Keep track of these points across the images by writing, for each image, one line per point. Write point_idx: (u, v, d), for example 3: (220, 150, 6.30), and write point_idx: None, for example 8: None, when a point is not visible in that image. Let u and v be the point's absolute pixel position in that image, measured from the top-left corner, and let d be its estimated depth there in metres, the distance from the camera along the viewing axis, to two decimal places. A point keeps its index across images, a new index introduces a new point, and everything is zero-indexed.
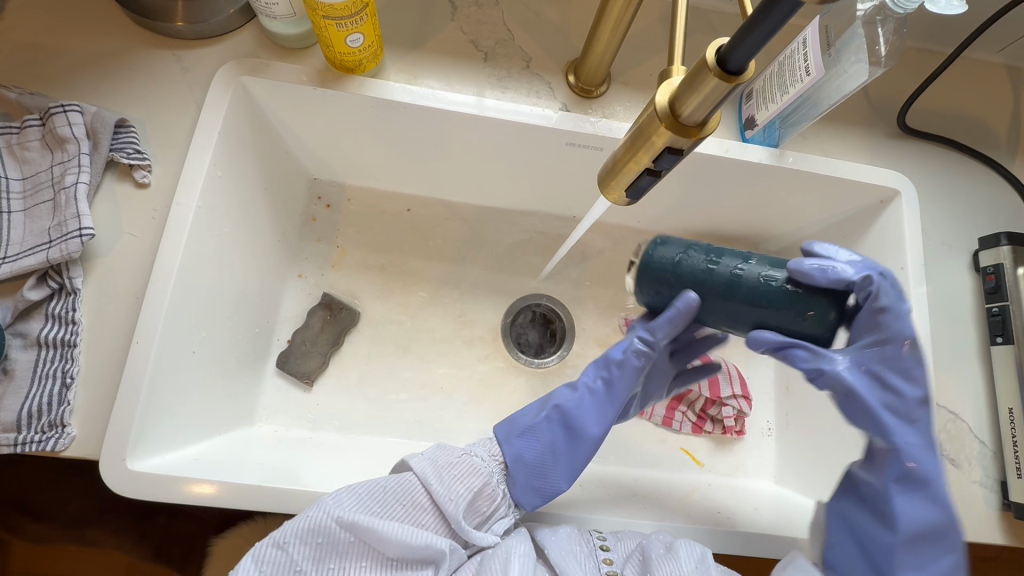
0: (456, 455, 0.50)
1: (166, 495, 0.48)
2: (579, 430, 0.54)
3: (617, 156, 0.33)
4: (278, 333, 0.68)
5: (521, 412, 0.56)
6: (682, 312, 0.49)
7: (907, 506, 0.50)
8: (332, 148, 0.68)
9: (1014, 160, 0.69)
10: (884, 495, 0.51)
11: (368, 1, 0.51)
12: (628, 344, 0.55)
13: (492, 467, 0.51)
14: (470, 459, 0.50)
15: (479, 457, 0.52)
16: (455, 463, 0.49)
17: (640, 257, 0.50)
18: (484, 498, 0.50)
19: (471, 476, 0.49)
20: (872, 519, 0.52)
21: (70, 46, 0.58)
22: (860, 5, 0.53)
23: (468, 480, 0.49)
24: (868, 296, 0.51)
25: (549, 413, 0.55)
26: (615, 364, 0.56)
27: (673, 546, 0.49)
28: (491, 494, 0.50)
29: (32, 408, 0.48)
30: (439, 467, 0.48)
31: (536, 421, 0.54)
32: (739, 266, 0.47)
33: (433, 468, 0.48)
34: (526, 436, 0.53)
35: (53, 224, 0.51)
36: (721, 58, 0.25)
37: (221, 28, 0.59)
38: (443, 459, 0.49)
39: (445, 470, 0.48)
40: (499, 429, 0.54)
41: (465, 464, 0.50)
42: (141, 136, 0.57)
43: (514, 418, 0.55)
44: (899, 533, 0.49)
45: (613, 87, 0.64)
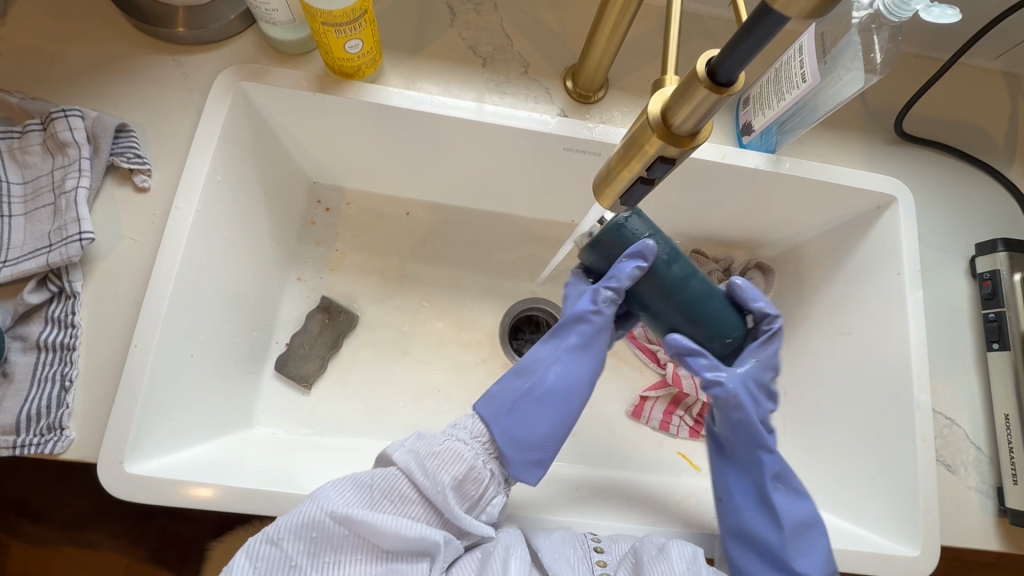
0: (438, 442, 0.48)
1: (162, 498, 0.48)
2: (568, 387, 0.53)
3: (611, 165, 0.33)
4: (276, 336, 0.68)
5: (499, 388, 0.53)
6: (641, 259, 0.48)
7: (785, 503, 0.54)
8: (331, 152, 0.68)
9: (1012, 166, 0.69)
10: (768, 493, 0.54)
11: (367, 7, 0.51)
12: (598, 296, 0.52)
13: (477, 448, 0.49)
14: (453, 445, 0.48)
15: (462, 441, 0.49)
16: (438, 452, 0.47)
17: (613, 220, 0.48)
18: (472, 482, 0.48)
19: (456, 463, 0.47)
20: (760, 520, 0.54)
21: (71, 51, 0.59)
22: (856, 13, 0.54)
23: (454, 467, 0.47)
24: (766, 330, 0.55)
25: (529, 385, 0.52)
26: (587, 318, 0.53)
27: (666, 547, 0.49)
28: (479, 477, 0.48)
29: (32, 411, 0.48)
30: (422, 457, 0.47)
31: (516, 392, 0.52)
32: (692, 275, 0.49)
33: (417, 461, 0.47)
34: (514, 412, 0.51)
35: (53, 228, 0.51)
36: (711, 70, 0.25)
37: (221, 33, 0.60)
38: (425, 448, 0.48)
39: (429, 460, 0.47)
40: (480, 407, 0.52)
41: (447, 450, 0.48)
42: (141, 141, 0.57)
43: (495, 396, 0.52)
44: (785, 529, 0.52)
45: (610, 93, 0.65)
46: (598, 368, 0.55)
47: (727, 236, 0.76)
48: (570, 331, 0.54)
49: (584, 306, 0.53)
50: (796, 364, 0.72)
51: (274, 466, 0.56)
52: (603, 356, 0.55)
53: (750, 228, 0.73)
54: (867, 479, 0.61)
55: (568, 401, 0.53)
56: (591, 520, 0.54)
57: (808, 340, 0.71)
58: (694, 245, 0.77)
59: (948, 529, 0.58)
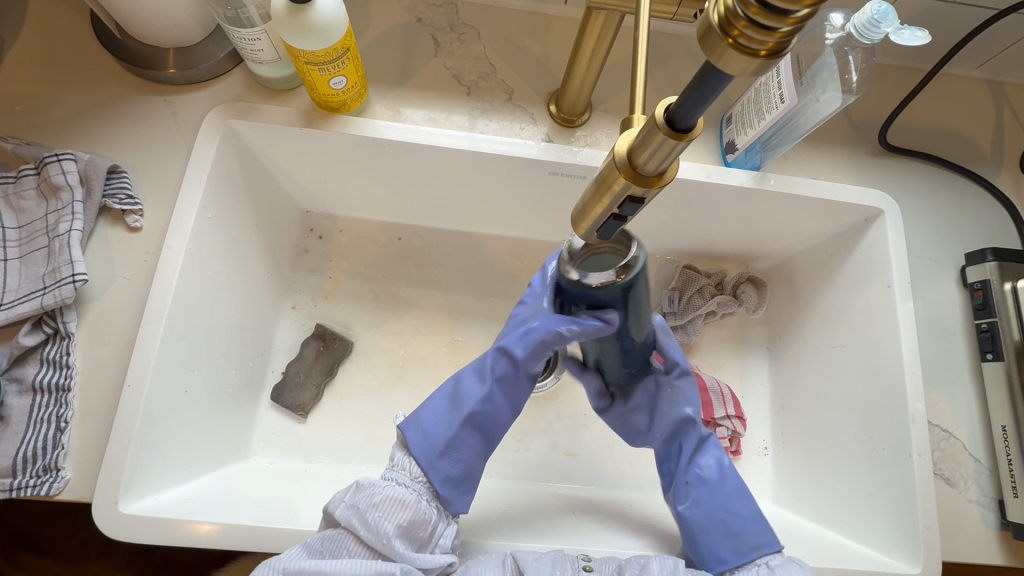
0: (377, 492, 0.48)
1: (155, 537, 0.48)
2: (494, 420, 0.54)
3: (583, 202, 0.33)
4: (272, 365, 0.69)
5: (433, 421, 0.53)
6: (607, 327, 0.45)
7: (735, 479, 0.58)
8: (322, 182, 0.69)
9: (1000, 174, 0.69)
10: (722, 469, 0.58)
11: (349, 45, 0.52)
12: (535, 342, 0.51)
13: (417, 490, 0.50)
14: (393, 491, 0.48)
15: (403, 485, 0.50)
16: (378, 502, 0.47)
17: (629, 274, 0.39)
18: (420, 525, 0.49)
19: (399, 510, 0.48)
20: (734, 505, 0.56)
21: (65, 96, 0.60)
22: (829, 35, 0.55)
23: (398, 515, 0.47)
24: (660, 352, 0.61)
25: (464, 420, 0.52)
26: (520, 360, 0.52)
27: (647, 564, 0.49)
28: (425, 518, 0.49)
29: (28, 453, 0.49)
30: (362, 510, 0.47)
31: (447, 420, 0.53)
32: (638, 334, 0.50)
33: (358, 515, 0.47)
34: (449, 451, 0.51)
35: (47, 271, 0.52)
36: (669, 116, 0.26)
37: (211, 72, 0.61)
38: (364, 500, 0.47)
39: (369, 512, 0.47)
40: (413, 443, 0.52)
41: (388, 498, 0.48)
42: (134, 181, 0.58)
43: (428, 433, 0.52)
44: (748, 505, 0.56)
45: (594, 115, 0.65)
46: (521, 404, 0.56)
47: (718, 251, 0.76)
48: (509, 363, 0.53)
49: (531, 342, 0.51)
50: (794, 377, 0.71)
51: (270, 499, 0.56)
52: (528, 392, 0.55)
53: (741, 242, 0.74)
54: (866, 493, 0.61)
55: (492, 433, 0.55)
56: (587, 545, 0.53)
57: (804, 353, 0.71)
58: (686, 260, 0.77)
59: (952, 545, 0.57)
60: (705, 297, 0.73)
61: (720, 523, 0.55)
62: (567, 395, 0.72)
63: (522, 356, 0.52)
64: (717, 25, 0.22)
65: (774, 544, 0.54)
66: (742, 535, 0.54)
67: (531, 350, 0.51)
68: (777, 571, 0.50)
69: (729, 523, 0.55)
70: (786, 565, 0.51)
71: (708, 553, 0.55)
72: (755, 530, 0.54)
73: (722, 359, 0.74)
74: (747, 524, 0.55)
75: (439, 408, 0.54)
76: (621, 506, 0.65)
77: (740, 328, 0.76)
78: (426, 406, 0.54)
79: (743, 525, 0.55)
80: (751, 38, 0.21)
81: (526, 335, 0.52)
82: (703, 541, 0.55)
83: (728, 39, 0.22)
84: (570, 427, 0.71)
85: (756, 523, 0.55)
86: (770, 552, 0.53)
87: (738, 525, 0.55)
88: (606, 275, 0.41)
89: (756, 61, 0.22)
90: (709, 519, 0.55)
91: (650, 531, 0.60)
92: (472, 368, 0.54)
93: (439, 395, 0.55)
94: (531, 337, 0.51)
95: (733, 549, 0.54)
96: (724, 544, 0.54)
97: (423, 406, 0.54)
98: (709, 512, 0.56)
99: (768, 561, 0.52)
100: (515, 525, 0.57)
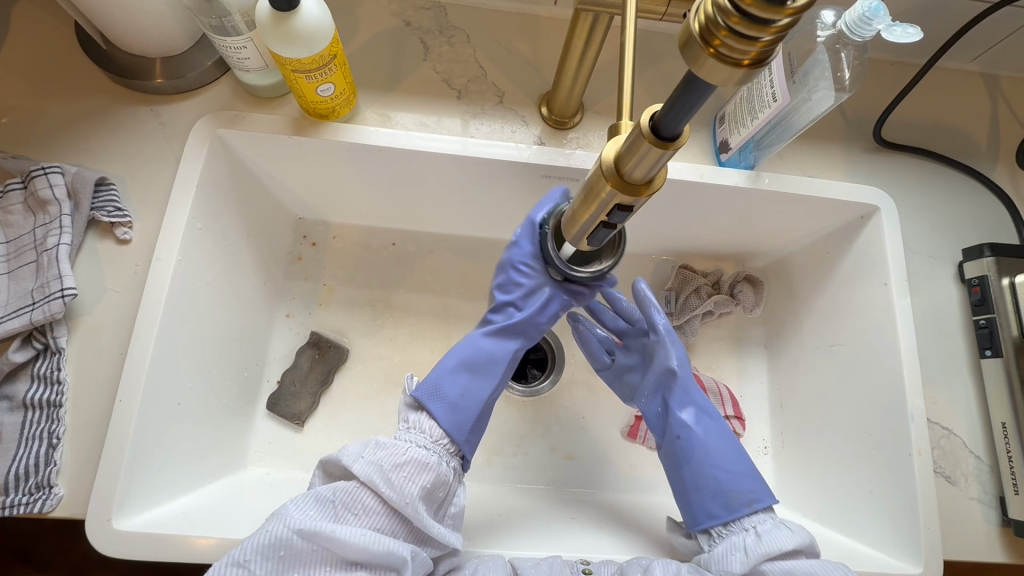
0: (400, 453, 0.47)
1: (148, 547, 0.48)
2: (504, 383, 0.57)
3: (573, 208, 0.33)
4: (267, 373, 0.69)
5: (458, 394, 0.52)
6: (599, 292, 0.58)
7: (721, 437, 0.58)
8: (314, 189, 0.68)
9: (996, 168, 0.69)
10: (713, 426, 0.58)
11: (336, 52, 0.52)
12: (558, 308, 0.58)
13: (438, 452, 0.49)
14: (416, 453, 0.47)
15: (423, 447, 0.49)
16: (402, 464, 0.46)
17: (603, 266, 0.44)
18: (439, 486, 0.48)
19: (422, 473, 0.46)
20: (725, 462, 0.56)
21: (51, 108, 0.59)
22: (820, 32, 0.55)
23: (421, 477, 0.46)
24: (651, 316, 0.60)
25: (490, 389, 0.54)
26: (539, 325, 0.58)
27: (650, 567, 0.47)
28: (445, 481, 0.48)
29: (19, 470, 0.48)
30: (385, 470, 0.45)
31: (469, 392, 0.53)
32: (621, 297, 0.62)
33: (380, 473, 0.45)
34: (478, 424, 0.53)
35: (36, 286, 0.52)
36: (654, 124, 0.26)
37: (198, 81, 0.61)
38: (387, 460, 0.46)
39: (393, 472, 0.45)
40: (436, 409, 0.51)
41: (412, 460, 0.47)
42: (122, 194, 0.58)
43: (457, 407, 0.52)
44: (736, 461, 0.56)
45: (586, 117, 0.65)
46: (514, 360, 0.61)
47: (714, 250, 0.75)
48: (526, 331, 0.58)
49: (552, 313, 0.58)
50: (792, 376, 0.71)
51: (267, 509, 0.55)
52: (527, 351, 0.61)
53: (737, 242, 0.73)
54: (866, 492, 0.60)
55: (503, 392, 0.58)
56: (587, 552, 0.53)
57: (802, 352, 0.71)
58: (682, 260, 0.76)
59: (953, 543, 0.57)
60: (701, 296, 0.72)
61: (711, 480, 0.54)
62: (564, 399, 0.72)
63: (541, 323, 0.57)
64: (698, 34, 0.21)
65: (765, 500, 0.53)
66: (733, 492, 0.53)
67: (551, 315, 0.58)
68: (764, 538, 0.49)
69: (720, 479, 0.54)
70: (773, 529, 0.50)
71: (699, 510, 0.54)
72: (746, 487, 0.54)
73: (719, 359, 0.74)
74: (738, 481, 0.54)
75: (461, 380, 0.53)
76: (621, 508, 0.64)
77: (738, 328, 0.76)
78: (444, 379, 0.53)
79: (733, 481, 0.54)
80: (733, 48, 0.21)
81: (546, 307, 0.57)
82: (695, 498, 0.55)
83: (709, 49, 0.21)
84: (568, 430, 0.70)
85: (748, 481, 0.54)
86: (760, 507, 0.53)
87: (730, 482, 0.54)
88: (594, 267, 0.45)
89: (739, 70, 0.21)
90: (699, 476, 0.55)
91: (650, 533, 0.60)
92: (480, 337, 0.57)
93: (456, 367, 0.54)
94: (551, 305, 0.57)
95: (723, 504, 0.53)
96: (715, 500, 0.54)
97: (440, 376, 0.53)
98: (700, 467, 0.55)
99: (756, 525, 0.51)
100: (514, 528, 0.57)
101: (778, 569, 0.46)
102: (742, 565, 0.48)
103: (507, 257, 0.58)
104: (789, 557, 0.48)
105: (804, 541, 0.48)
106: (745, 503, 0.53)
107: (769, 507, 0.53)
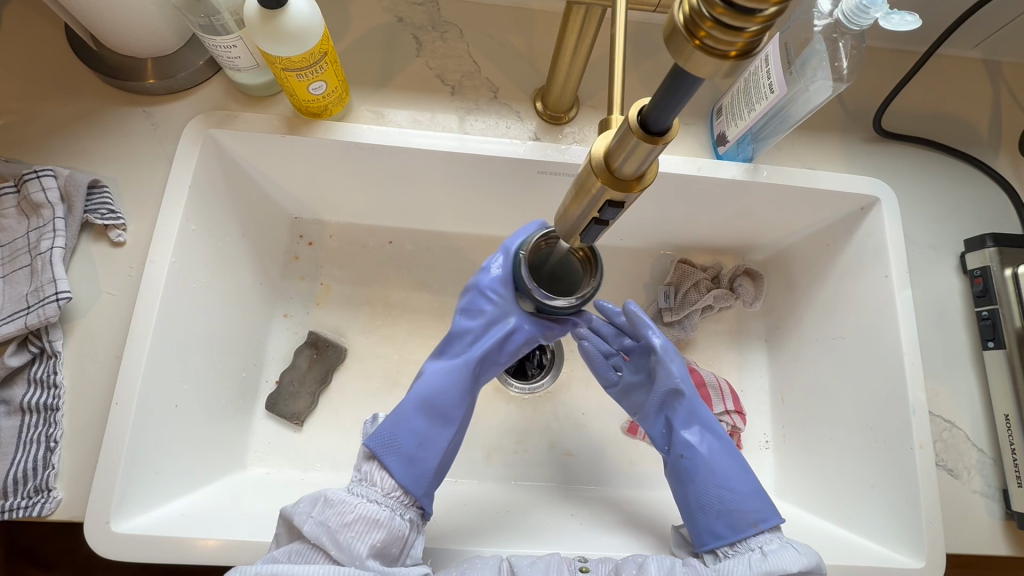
0: (349, 510, 0.46)
1: (144, 552, 0.48)
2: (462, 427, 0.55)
3: (565, 205, 0.32)
4: (265, 374, 0.68)
5: (415, 446, 0.51)
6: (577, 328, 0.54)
7: (726, 456, 0.57)
8: (309, 188, 0.68)
9: (998, 156, 0.68)
10: (715, 446, 0.57)
11: (326, 49, 0.51)
12: (519, 343, 0.54)
13: (391, 506, 0.48)
14: (365, 510, 0.46)
15: (374, 502, 0.47)
16: (350, 522, 0.45)
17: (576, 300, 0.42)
18: (393, 542, 0.47)
19: (372, 530, 0.45)
20: (730, 483, 0.55)
21: (43, 110, 0.59)
22: (817, 22, 0.54)
23: (370, 535, 0.45)
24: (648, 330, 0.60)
25: (444, 439, 0.52)
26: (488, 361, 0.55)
27: (644, 563, 0.47)
28: (399, 535, 0.47)
29: (19, 473, 0.48)
30: (333, 530, 0.44)
31: (427, 442, 0.52)
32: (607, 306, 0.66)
33: (329, 534, 0.44)
34: (436, 474, 0.51)
35: (30, 290, 0.52)
36: (643, 118, 0.25)
37: (190, 81, 0.60)
38: (334, 519, 0.45)
39: (342, 532, 0.44)
40: (390, 462, 0.49)
41: (361, 517, 0.46)
42: (115, 196, 0.57)
43: (415, 460, 0.50)
44: (740, 482, 0.55)
45: (581, 111, 0.64)
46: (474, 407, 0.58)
47: (713, 244, 0.75)
48: (484, 365, 0.56)
49: (513, 347, 0.55)
50: (793, 370, 0.71)
51: (266, 510, 0.55)
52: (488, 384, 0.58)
53: (736, 235, 0.73)
54: (867, 487, 0.60)
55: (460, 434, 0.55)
56: (585, 549, 0.53)
57: (803, 346, 0.70)
58: (681, 255, 0.76)
59: (956, 537, 0.56)
60: (701, 291, 0.72)
61: (716, 500, 0.54)
62: (564, 396, 0.72)
63: (500, 359, 0.55)
64: (683, 26, 0.21)
65: (770, 519, 0.52)
66: (738, 512, 0.53)
67: (511, 352, 0.55)
68: (770, 556, 0.48)
69: (725, 499, 0.54)
70: (780, 549, 0.49)
71: (705, 530, 0.53)
72: (752, 506, 0.53)
73: (719, 353, 0.74)
74: (742, 499, 0.54)
75: (419, 429, 0.52)
76: (621, 504, 0.64)
77: (738, 322, 0.75)
78: (403, 427, 0.51)
79: (739, 501, 0.53)
80: (718, 40, 0.20)
81: (507, 340, 0.54)
82: (699, 518, 0.54)
83: (695, 41, 0.21)
84: (569, 427, 0.70)
85: (753, 498, 0.54)
86: (766, 527, 0.52)
87: (735, 501, 0.53)
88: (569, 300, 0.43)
89: (726, 62, 0.21)
90: (704, 495, 0.54)
91: (651, 530, 0.60)
92: (438, 376, 0.54)
93: (417, 414, 0.52)
94: (512, 342, 0.54)
95: (728, 524, 0.53)
96: (719, 520, 0.53)
97: (400, 425, 0.51)
98: (706, 489, 0.54)
99: (762, 545, 0.50)
100: (513, 528, 0.56)
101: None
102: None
103: (475, 280, 0.56)
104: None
105: (810, 564, 0.46)
106: (751, 526, 0.52)
107: (776, 526, 0.52)
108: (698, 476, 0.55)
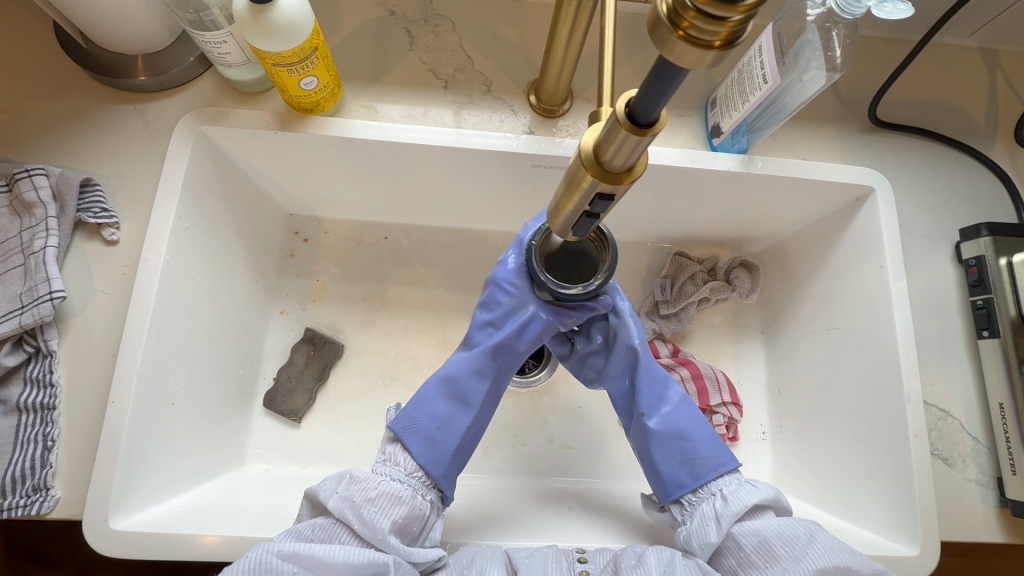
0: (372, 486, 0.46)
1: (143, 547, 0.48)
2: (482, 416, 0.55)
3: (556, 198, 0.32)
4: (263, 371, 0.69)
5: (435, 428, 0.51)
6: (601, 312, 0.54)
7: (683, 411, 0.56)
8: (304, 185, 0.68)
9: (994, 145, 0.67)
10: (672, 400, 0.57)
11: (317, 43, 0.50)
12: (534, 332, 0.53)
13: (413, 485, 0.48)
14: (388, 487, 0.47)
15: (397, 480, 0.48)
16: (374, 497, 0.46)
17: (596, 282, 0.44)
18: (413, 520, 0.47)
19: (394, 506, 0.46)
20: (690, 435, 0.55)
21: (34, 109, 0.59)
22: (810, 11, 0.54)
23: (393, 511, 0.46)
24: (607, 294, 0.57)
25: (463, 424, 0.52)
26: (509, 350, 0.54)
27: (643, 554, 0.46)
28: (419, 514, 0.47)
29: (15, 474, 0.48)
30: (357, 504, 0.45)
31: (448, 425, 0.51)
32: None
33: (352, 509, 0.45)
34: (454, 457, 0.51)
35: (24, 290, 0.52)
36: (630, 110, 0.25)
37: (181, 78, 0.60)
38: (358, 495, 0.45)
39: (365, 507, 0.45)
40: (411, 444, 0.50)
41: (384, 494, 0.46)
42: (108, 194, 0.57)
43: (434, 441, 0.50)
44: (696, 431, 0.55)
45: (575, 104, 0.64)
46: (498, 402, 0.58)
47: (709, 236, 0.75)
48: (505, 355, 0.55)
49: (532, 336, 0.54)
50: (790, 361, 0.71)
51: (269, 506, 0.56)
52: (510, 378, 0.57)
53: (732, 227, 0.73)
54: (863, 476, 0.60)
55: (479, 426, 0.55)
56: (582, 542, 0.53)
57: (799, 337, 0.70)
58: (678, 248, 0.76)
59: (951, 524, 0.57)
60: (697, 283, 0.72)
61: (677, 451, 0.54)
62: (561, 389, 0.72)
63: (520, 348, 0.54)
64: (666, 17, 0.21)
65: (728, 463, 0.53)
66: (699, 459, 0.53)
67: (529, 341, 0.54)
68: (731, 499, 0.49)
69: (686, 449, 0.54)
70: (738, 489, 0.50)
71: (669, 481, 0.54)
72: (710, 453, 0.54)
73: (715, 345, 0.74)
74: (702, 448, 0.54)
75: (439, 414, 0.52)
76: (619, 497, 0.65)
77: (734, 314, 0.75)
78: (424, 413, 0.51)
79: (698, 449, 0.54)
80: (702, 30, 0.20)
81: (525, 330, 0.53)
82: (664, 470, 0.54)
83: (678, 32, 0.21)
84: (567, 420, 0.70)
85: (712, 446, 0.54)
86: (725, 471, 0.53)
87: (694, 450, 0.54)
88: (586, 285, 0.44)
89: (710, 53, 0.21)
90: (667, 448, 0.54)
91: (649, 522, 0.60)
92: (460, 366, 0.54)
93: (438, 400, 0.52)
94: (530, 332, 0.53)
95: (690, 473, 0.53)
96: (683, 470, 0.53)
97: (420, 407, 0.51)
98: (665, 441, 0.55)
99: (722, 489, 0.51)
100: (510, 522, 0.56)
101: (746, 529, 0.47)
102: (716, 532, 0.48)
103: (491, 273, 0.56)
104: (753, 513, 0.49)
105: (767, 496, 0.49)
106: (712, 472, 0.53)
107: (733, 469, 0.53)
108: (660, 432, 0.55)
